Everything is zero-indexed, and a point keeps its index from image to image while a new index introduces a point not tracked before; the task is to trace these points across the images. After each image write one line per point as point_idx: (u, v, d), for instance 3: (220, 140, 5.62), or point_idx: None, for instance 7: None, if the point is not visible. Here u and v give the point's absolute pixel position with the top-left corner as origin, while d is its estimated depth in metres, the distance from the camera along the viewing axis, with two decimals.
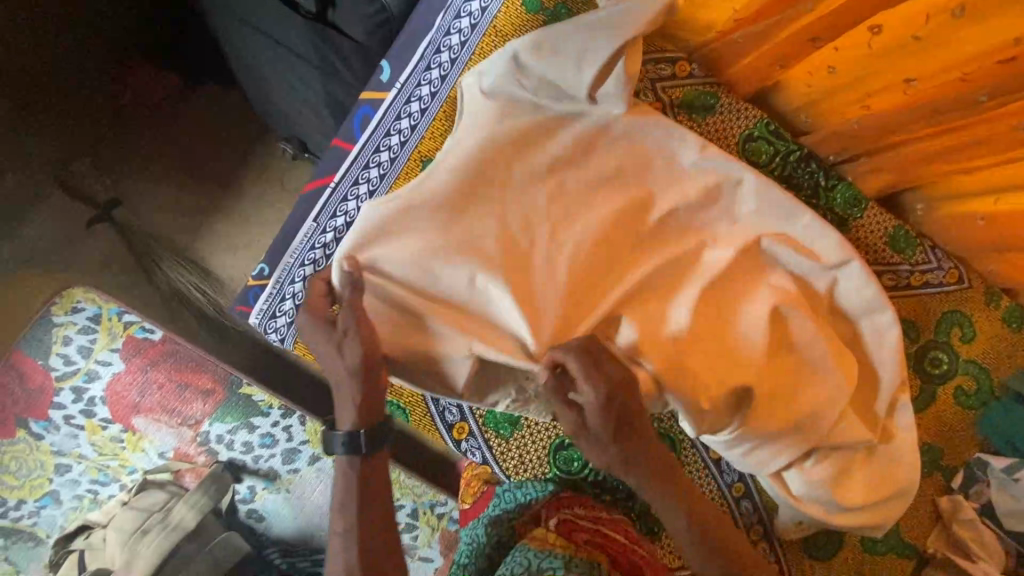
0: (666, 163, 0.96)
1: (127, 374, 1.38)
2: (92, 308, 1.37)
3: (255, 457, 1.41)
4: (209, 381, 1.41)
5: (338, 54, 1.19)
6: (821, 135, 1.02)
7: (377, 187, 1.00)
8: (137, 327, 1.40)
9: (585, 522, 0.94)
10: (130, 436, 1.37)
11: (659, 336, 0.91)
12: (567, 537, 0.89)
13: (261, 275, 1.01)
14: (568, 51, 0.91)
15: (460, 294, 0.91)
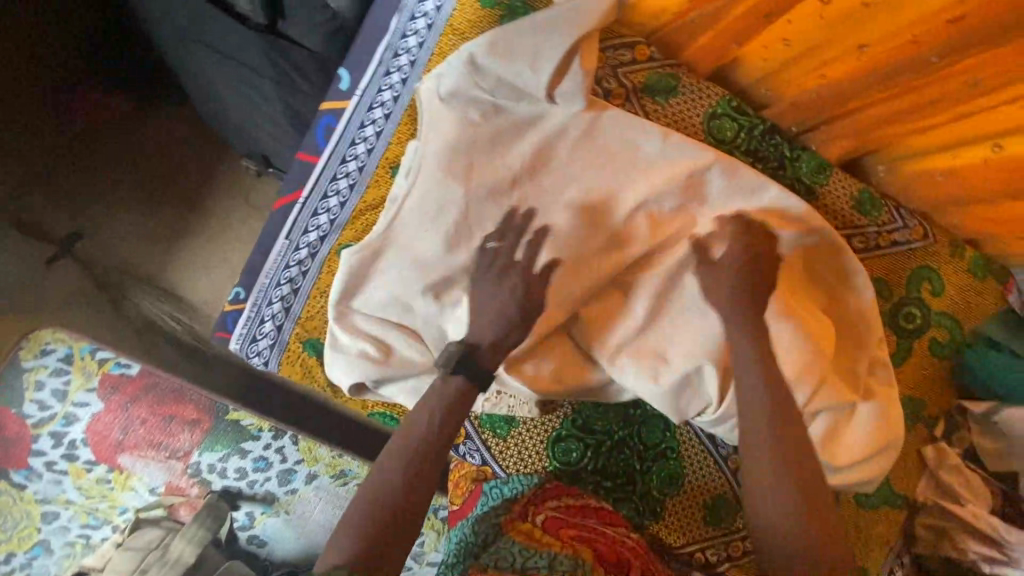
0: (629, 154, 0.98)
1: (106, 414, 1.33)
2: (63, 348, 1.33)
3: (250, 482, 1.37)
4: (193, 411, 1.37)
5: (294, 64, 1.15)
6: (780, 108, 1.05)
7: (348, 199, 0.97)
8: (114, 363, 1.36)
9: (571, 519, 0.96)
10: (118, 475, 1.32)
11: (626, 333, 0.99)
12: (555, 537, 0.90)
13: (239, 299, 0.99)
14: (524, 52, 0.91)
15: (446, 315, 0.97)
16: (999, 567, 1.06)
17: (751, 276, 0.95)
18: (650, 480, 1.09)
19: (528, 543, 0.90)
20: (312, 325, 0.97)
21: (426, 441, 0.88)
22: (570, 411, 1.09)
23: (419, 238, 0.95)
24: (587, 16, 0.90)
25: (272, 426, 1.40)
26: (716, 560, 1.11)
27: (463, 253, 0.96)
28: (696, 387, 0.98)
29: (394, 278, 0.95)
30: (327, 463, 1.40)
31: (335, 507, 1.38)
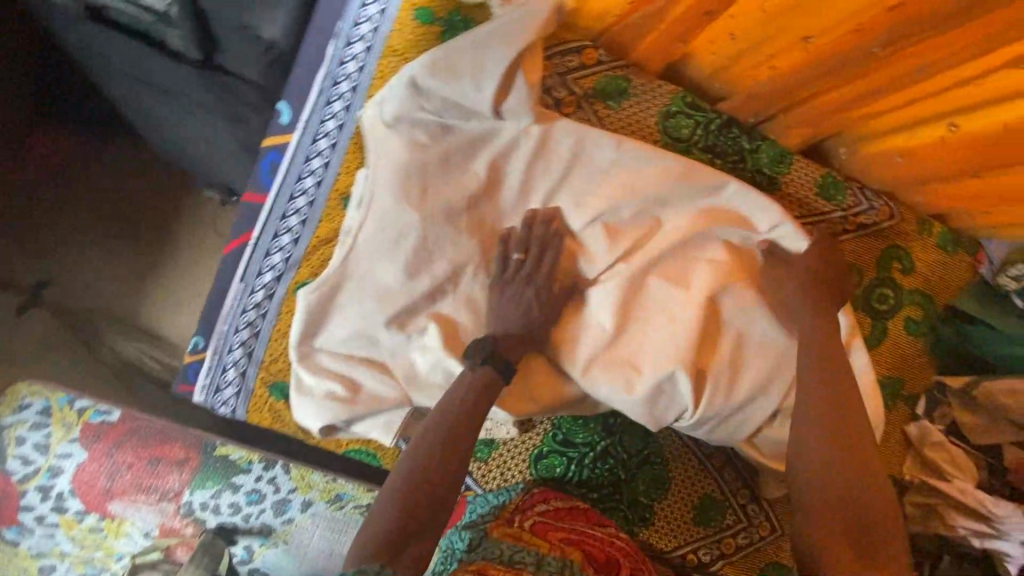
0: (584, 161, 0.96)
1: (91, 462, 1.31)
2: (39, 402, 1.31)
3: (245, 516, 1.34)
4: (180, 450, 1.32)
5: (237, 96, 1.12)
6: (735, 101, 1.03)
7: (301, 235, 0.94)
8: (93, 411, 1.33)
9: (559, 523, 0.96)
10: (109, 523, 1.32)
11: (596, 343, 0.98)
12: (545, 541, 0.90)
13: (198, 348, 0.95)
14: (465, 68, 0.88)
15: (412, 344, 0.96)
16: (988, 541, 1.08)
17: (712, 282, 0.97)
18: (637, 488, 1.09)
19: (517, 543, 0.89)
20: (277, 368, 0.94)
21: (417, 476, 0.86)
22: (550, 427, 1.08)
23: (379, 269, 0.93)
24: (522, 27, 0.85)
25: (261, 457, 1.34)
26: (710, 559, 1.12)
27: (424, 279, 0.94)
28: (673, 394, 0.97)
29: (358, 312, 0.93)
30: (321, 488, 1.35)
31: (338, 530, 1.35)
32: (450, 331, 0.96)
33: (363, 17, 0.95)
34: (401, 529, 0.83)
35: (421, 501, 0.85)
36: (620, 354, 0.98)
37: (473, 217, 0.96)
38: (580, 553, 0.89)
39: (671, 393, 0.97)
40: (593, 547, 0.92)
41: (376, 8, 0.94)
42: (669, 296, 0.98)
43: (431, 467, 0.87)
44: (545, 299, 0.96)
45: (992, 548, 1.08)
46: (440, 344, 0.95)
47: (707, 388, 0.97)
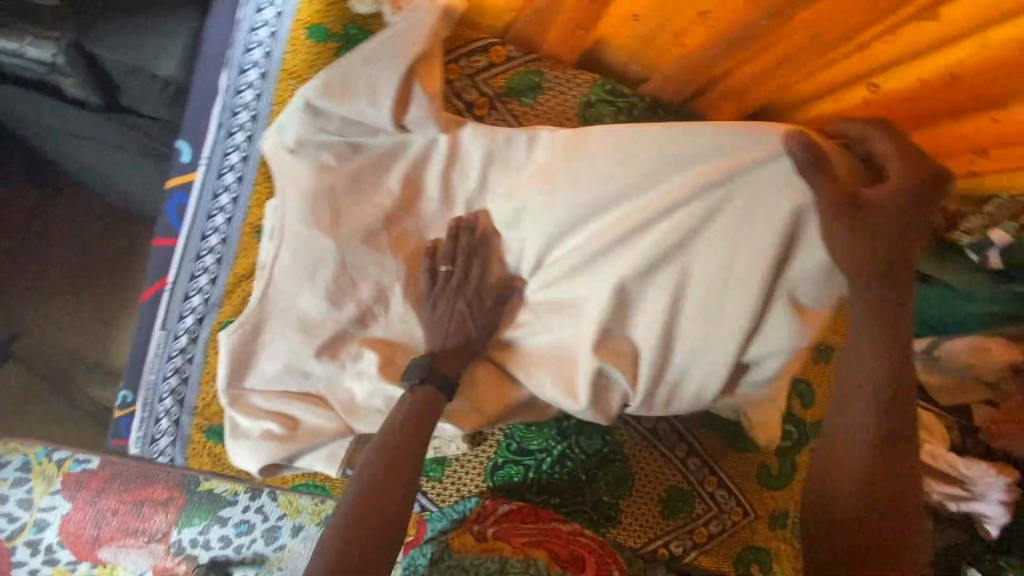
0: (503, 161, 0.92)
1: (76, 511, 1.29)
2: (18, 457, 1.30)
3: (237, 547, 1.31)
4: (164, 490, 1.31)
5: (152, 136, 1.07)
6: (655, 82, 0.99)
7: (218, 275, 0.92)
8: (72, 461, 1.32)
9: (521, 526, 0.96)
10: (102, 569, 1.27)
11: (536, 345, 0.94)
12: (510, 545, 0.90)
13: (128, 402, 0.93)
14: (359, 85, 0.85)
15: (346, 373, 0.93)
16: (964, 503, 1.06)
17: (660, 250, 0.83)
18: (598, 488, 1.07)
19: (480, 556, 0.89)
20: (212, 412, 0.93)
21: (362, 500, 0.84)
22: (502, 437, 1.05)
23: (299, 301, 0.91)
24: (408, 38, 0.82)
25: (246, 487, 1.33)
26: (682, 551, 1.10)
27: (349, 306, 0.92)
28: (605, 384, 0.91)
29: (284, 347, 0.91)
30: (310, 512, 1.32)
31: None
32: (386, 355, 0.93)
33: (254, 42, 0.91)
34: (345, 558, 0.81)
35: (364, 525, 0.83)
36: (553, 356, 0.93)
37: (392, 237, 0.93)
38: (545, 553, 0.90)
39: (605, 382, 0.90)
40: (557, 546, 0.93)
41: (266, 30, 0.90)
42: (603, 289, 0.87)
43: (377, 494, 0.85)
44: (477, 311, 0.92)
45: (967, 510, 1.05)
46: (374, 370, 0.92)
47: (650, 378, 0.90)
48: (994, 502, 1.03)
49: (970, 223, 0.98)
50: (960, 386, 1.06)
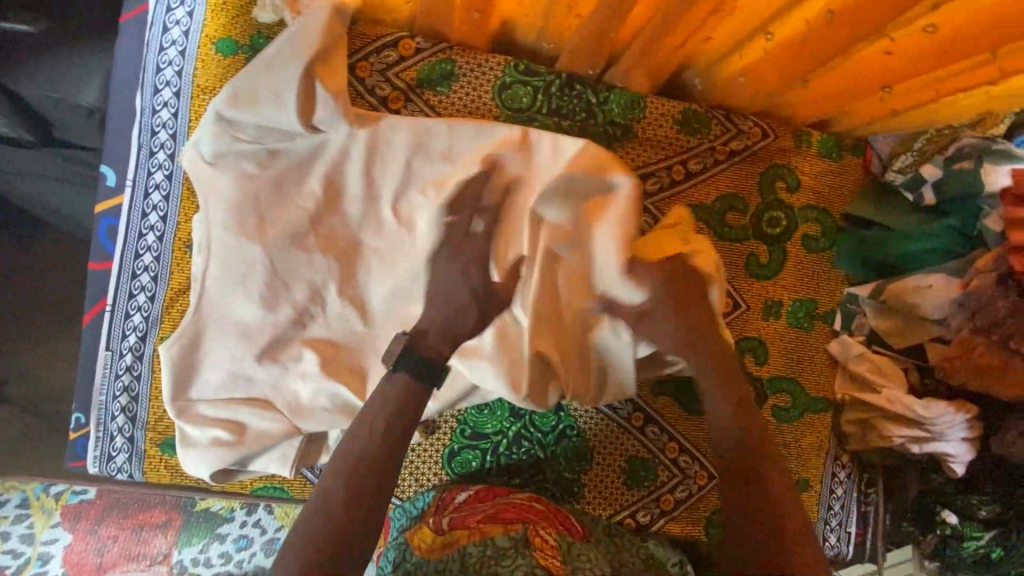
0: (419, 150, 0.93)
1: (78, 541, 1.27)
2: (16, 494, 1.26)
3: (239, 562, 1.31)
4: (161, 513, 1.30)
5: (87, 165, 1.10)
6: (566, 56, 0.99)
7: (155, 292, 0.94)
8: (70, 493, 1.29)
9: (477, 508, 0.96)
10: None
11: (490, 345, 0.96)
12: (464, 529, 0.91)
13: (81, 424, 0.96)
14: (264, 92, 0.87)
15: (291, 375, 0.95)
16: (927, 445, 1.04)
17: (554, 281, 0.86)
18: (558, 465, 1.08)
19: (439, 546, 0.89)
20: (164, 426, 0.95)
21: (333, 505, 0.76)
22: (455, 424, 1.06)
23: (235, 308, 0.92)
24: (306, 41, 0.86)
25: (242, 503, 1.32)
26: (650, 519, 1.10)
27: (283, 310, 0.93)
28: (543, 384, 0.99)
29: (225, 355, 0.92)
30: None
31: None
32: (327, 353, 0.95)
33: (164, 61, 0.93)
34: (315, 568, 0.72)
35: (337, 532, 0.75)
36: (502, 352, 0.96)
37: (318, 238, 0.94)
38: (501, 525, 0.90)
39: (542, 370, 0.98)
40: (512, 515, 0.93)
41: (174, 50, 0.92)
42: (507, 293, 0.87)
43: (352, 499, 0.77)
44: None
45: (931, 451, 1.04)
46: (315, 373, 0.94)
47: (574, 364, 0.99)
48: (956, 439, 1.03)
49: (900, 161, 1.04)
50: (908, 328, 1.06)
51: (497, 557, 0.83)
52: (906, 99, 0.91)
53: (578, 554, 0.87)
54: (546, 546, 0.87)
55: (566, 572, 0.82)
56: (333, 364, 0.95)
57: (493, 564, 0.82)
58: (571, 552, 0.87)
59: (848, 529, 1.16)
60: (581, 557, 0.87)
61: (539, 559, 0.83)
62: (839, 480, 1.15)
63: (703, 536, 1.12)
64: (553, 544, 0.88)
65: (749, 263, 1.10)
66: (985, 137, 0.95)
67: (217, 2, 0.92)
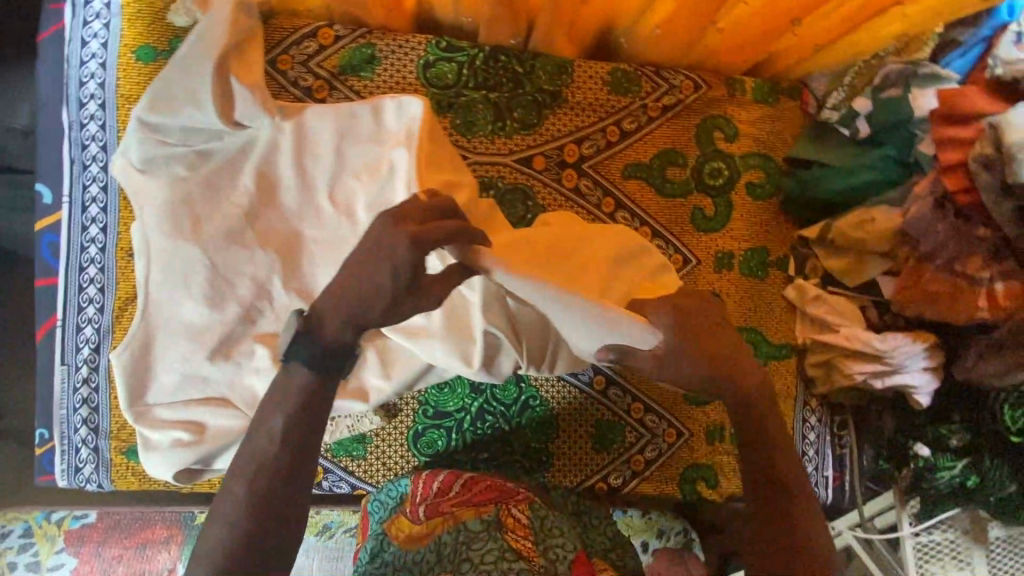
0: (342, 134, 0.94)
1: (83, 565, 1.27)
2: (19, 525, 1.26)
3: None
4: (162, 529, 1.29)
5: (22, 189, 1.05)
6: (485, 27, 0.99)
7: (102, 303, 0.95)
8: (72, 518, 1.28)
9: (446, 496, 0.94)
10: None
11: (438, 326, 0.95)
12: (438, 514, 0.91)
13: (46, 439, 0.97)
14: (181, 93, 0.88)
15: (245, 371, 0.96)
16: (889, 378, 1.03)
17: (439, 226, 0.66)
18: (524, 435, 1.08)
19: (413, 542, 0.89)
20: (127, 433, 0.96)
21: (251, 494, 0.68)
22: (417, 404, 1.07)
23: (182, 310, 0.94)
24: (215, 37, 0.87)
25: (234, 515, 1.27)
26: (622, 482, 1.11)
27: (231, 307, 0.94)
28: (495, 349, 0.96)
29: (176, 358, 0.94)
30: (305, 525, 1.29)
31: (333, 561, 1.30)
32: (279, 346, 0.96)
33: (86, 74, 0.94)
34: (238, 563, 0.66)
35: (258, 520, 0.68)
36: (444, 319, 0.95)
37: (257, 232, 0.95)
38: (472, 512, 0.90)
39: (492, 343, 0.95)
40: (481, 499, 0.93)
41: (95, 62, 0.94)
42: (395, 236, 0.65)
43: (272, 486, 0.69)
44: None
45: (894, 385, 1.03)
46: (270, 370, 0.95)
47: (527, 333, 0.95)
48: (918, 370, 1.02)
49: (833, 98, 1.03)
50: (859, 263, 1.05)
51: (469, 543, 0.86)
52: (823, 33, 0.94)
53: (551, 530, 0.90)
54: (517, 526, 0.89)
55: (536, 553, 0.86)
56: None
57: (464, 550, 0.85)
58: (543, 529, 0.90)
59: (826, 473, 1.13)
60: (554, 531, 0.90)
61: (511, 541, 0.86)
62: (811, 426, 1.12)
63: (678, 492, 1.12)
64: (525, 523, 0.90)
65: (695, 217, 1.09)
66: (910, 62, 0.97)
67: (132, 12, 0.94)
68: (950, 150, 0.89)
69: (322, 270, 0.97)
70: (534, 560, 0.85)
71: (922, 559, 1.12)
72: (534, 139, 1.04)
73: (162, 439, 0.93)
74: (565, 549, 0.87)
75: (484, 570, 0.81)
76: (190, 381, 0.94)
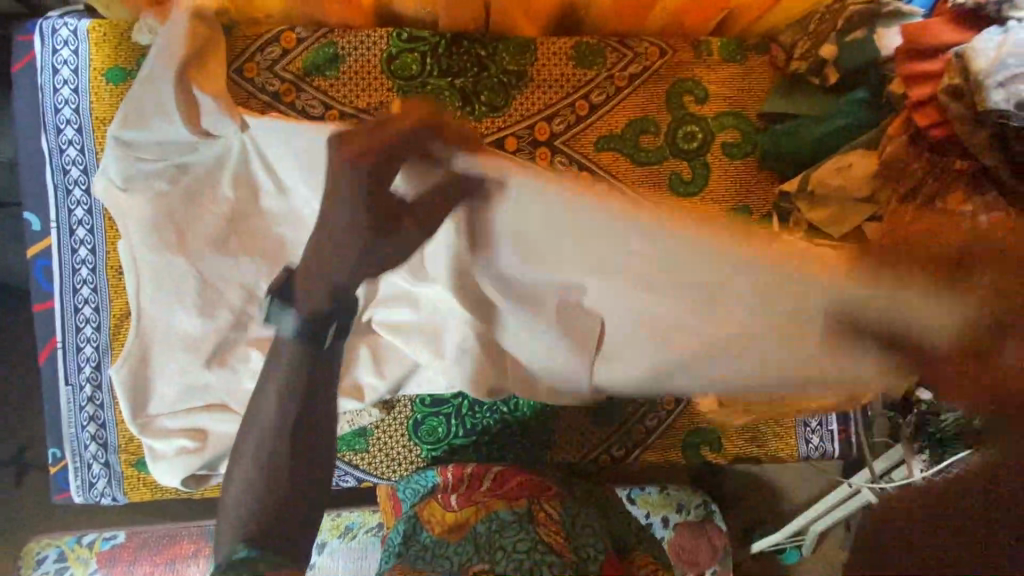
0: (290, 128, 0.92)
1: None
2: (54, 550, 1.20)
3: None
4: (191, 544, 1.22)
5: (13, 221, 1.08)
6: (443, 15, 1.00)
7: (98, 321, 0.98)
8: (103, 540, 1.22)
9: (479, 488, 0.98)
10: None
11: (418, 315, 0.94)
12: (470, 503, 0.93)
13: (59, 458, 1.00)
14: (153, 111, 0.92)
15: (242, 374, 0.97)
16: None
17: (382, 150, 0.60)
18: (523, 418, 1.10)
19: (444, 533, 0.88)
20: (135, 446, 0.99)
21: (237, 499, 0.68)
22: (414, 395, 1.09)
23: (177, 322, 0.96)
24: (176, 49, 0.89)
25: None
26: (625, 452, 1.13)
27: (221, 313, 0.96)
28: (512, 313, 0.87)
29: (175, 368, 0.96)
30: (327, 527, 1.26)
31: (357, 561, 1.21)
32: None
33: (60, 101, 0.97)
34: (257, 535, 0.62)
35: (273, 491, 0.64)
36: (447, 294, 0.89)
37: (240, 237, 0.97)
38: (505, 499, 0.91)
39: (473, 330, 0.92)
40: (513, 488, 0.95)
41: (68, 88, 0.96)
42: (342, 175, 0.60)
43: None
44: None
45: None
46: None
47: None
48: None
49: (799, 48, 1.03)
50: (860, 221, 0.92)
51: (501, 529, 0.84)
52: None
53: (583, 527, 0.84)
54: (549, 519, 0.86)
55: (568, 549, 0.80)
56: None
57: (497, 537, 0.82)
58: (576, 526, 0.85)
59: (828, 427, 1.17)
60: (585, 533, 0.84)
61: (543, 534, 0.82)
62: None
63: (680, 456, 1.14)
64: (556, 518, 0.86)
65: (673, 182, 1.08)
66: None
67: (98, 36, 0.96)
68: (920, 85, 0.88)
69: None
70: (564, 555, 0.77)
71: None
72: (504, 120, 1.05)
73: (164, 448, 0.96)
74: (597, 548, 0.79)
75: (518, 558, 0.77)
76: (189, 390, 0.96)
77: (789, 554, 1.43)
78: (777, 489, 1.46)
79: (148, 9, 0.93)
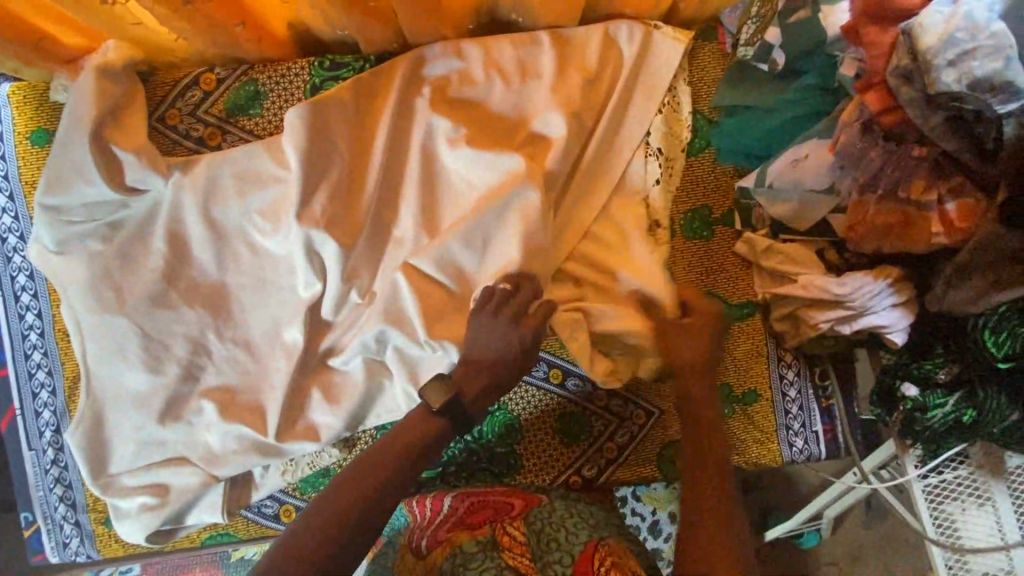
0: (248, 161, 0.93)
1: None
2: None
3: None
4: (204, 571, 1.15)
5: None
6: (363, 38, 0.96)
7: (53, 385, 0.99)
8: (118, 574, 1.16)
9: (441, 520, 0.91)
10: None
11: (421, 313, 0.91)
12: (437, 545, 0.85)
13: (32, 519, 1.02)
14: (70, 171, 0.89)
15: (196, 427, 0.96)
16: (856, 323, 0.96)
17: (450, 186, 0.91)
18: (491, 445, 1.07)
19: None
20: (101, 504, 1.00)
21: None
22: (374, 431, 1.06)
23: (125, 381, 0.96)
24: (85, 110, 0.87)
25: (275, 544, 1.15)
26: (597, 472, 1.08)
27: (166, 368, 0.95)
28: (486, 217, 0.89)
29: (128, 428, 0.96)
30: None
31: None
32: (223, 398, 0.97)
33: None
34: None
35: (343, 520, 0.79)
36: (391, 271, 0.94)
37: (177, 290, 0.95)
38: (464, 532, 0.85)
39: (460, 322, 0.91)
40: (475, 515, 0.90)
41: None
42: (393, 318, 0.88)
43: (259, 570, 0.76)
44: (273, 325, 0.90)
45: (863, 328, 0.95)
46: (233, 430, 0.95)
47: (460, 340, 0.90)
48: (886, 308, 0.93)
49: (745, 33, 0.98)
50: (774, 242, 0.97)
51: (465, 566, 0.79)
52: None
53: (548, 542, 0.83)
54: (514, 543, 0.83)
55: (533, 569, 0.80)
56: (242, 405, 0.96)
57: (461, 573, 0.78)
58: (542, 542, 0.83)
59: (814, 429, 1.06)
60: (552, 547, 0.82)
61: (509, 559, 0.80)
62: (789, 381, 1.06)
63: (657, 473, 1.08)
64: (522, 540, 0.84)
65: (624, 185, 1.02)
66: None
67: (17, 100, 0.95)
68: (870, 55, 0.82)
69: (253, 314, 0.97)
70: None
71: (935, 500, 1.07)
72: None
73: (125, 508, 0.96)
74: (563, 565, 0.80)
75: None
76: (145, 447, 0.96)
77: (807, 537, 1.43)
78: (787, 471, 1.44)
79: (59, 67, 0.91)
